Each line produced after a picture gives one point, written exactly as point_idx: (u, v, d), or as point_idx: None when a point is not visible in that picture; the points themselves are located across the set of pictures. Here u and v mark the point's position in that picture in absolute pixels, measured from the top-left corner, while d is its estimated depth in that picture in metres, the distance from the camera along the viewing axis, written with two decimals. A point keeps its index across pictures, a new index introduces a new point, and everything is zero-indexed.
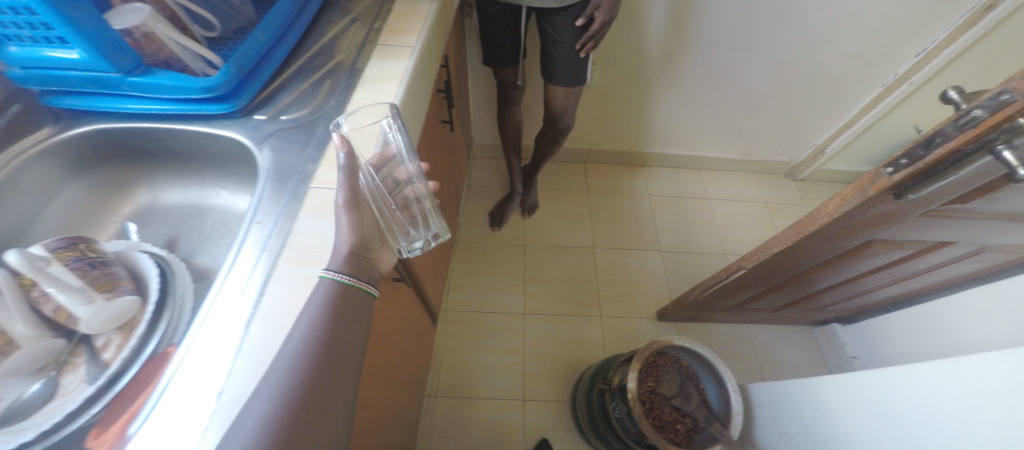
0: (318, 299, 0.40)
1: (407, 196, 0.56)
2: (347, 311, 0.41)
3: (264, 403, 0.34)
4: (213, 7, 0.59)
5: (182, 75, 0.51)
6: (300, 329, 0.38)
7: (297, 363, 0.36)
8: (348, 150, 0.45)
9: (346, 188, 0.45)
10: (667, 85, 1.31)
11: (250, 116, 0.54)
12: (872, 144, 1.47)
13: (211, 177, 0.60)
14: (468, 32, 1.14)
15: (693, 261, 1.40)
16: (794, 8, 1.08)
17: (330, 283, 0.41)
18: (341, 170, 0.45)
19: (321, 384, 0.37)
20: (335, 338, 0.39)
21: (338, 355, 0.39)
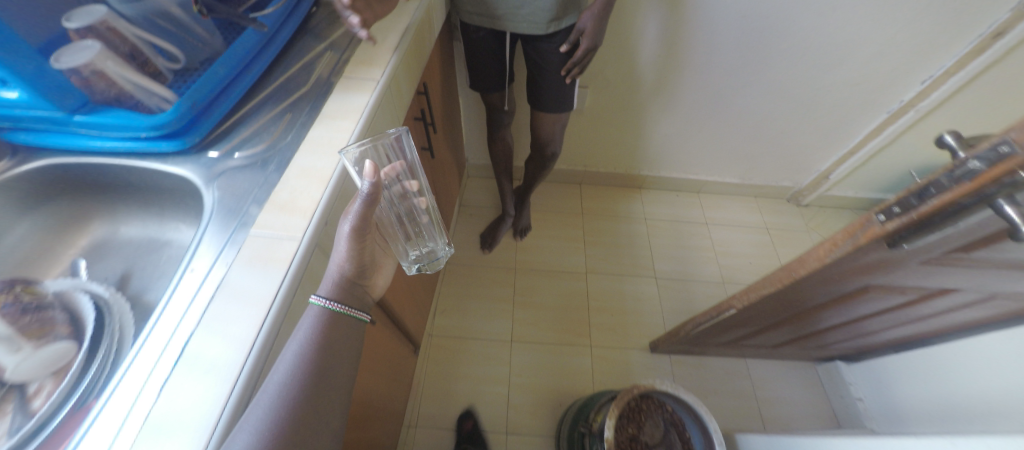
0: (308, 327, 0.42)
1: (412, 208, 0.61)
2: (336, 340, 0.43)
3: (249, 435, 0.35)
4: (178, 39, 0.59)
5: (131, 114, 0.50)
6: (289, 358, 0.39)
7: (286, 393, 0.37)
8: (376, 181, 0.44)
9: (355, 220, 0.45)
10: (663, 109, 1.28)
11: (204, 153, 0.52)
12: (879, 170, 1.41)
13: (169, 211, 0.57)
14: (457, 55, 1.14)
15: (689, 290, 1.35)
16: (790, 33, 1.06)
17: (318, 310, 0.43)
18: (360, 199, 0.44)
19: (311, 414, 0.38)
20: (323, 368, 0.40)
21: (329, 383, 0.40)
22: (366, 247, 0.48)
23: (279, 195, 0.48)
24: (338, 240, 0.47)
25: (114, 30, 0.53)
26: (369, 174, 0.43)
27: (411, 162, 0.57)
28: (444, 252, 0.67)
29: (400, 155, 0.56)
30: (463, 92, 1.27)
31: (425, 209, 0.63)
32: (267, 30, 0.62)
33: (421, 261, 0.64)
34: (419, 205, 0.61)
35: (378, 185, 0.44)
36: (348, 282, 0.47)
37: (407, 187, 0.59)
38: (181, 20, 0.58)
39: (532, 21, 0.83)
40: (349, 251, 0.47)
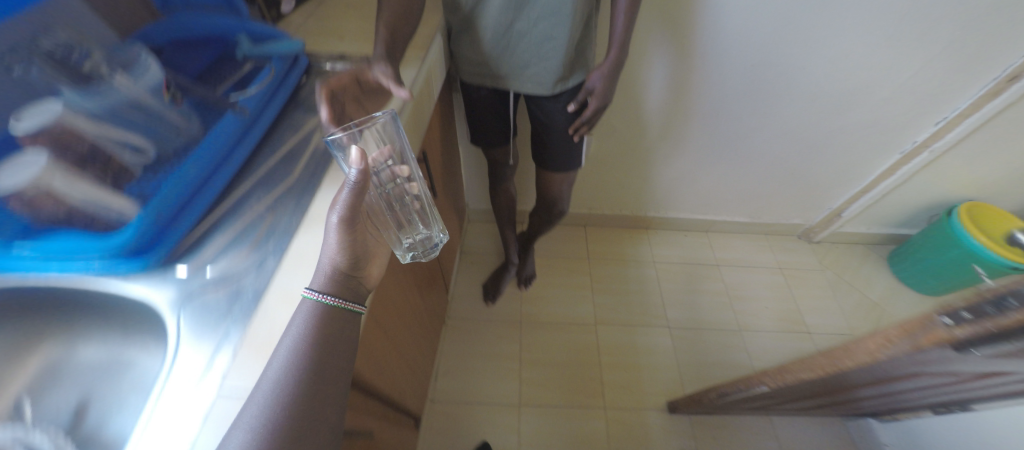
0: (299, 323, 0.41)
1: (403, 193, 0.61)
2: (331, 335, 0.43)
3: (245, 434, 0.35)
4: (146, 129, 0.51)
5: (79, 237, 0.43)
6: (282, 356, 0.39)
7: (281, 391, 0.38)
8: (363, 169, 0.46)
9: (344, 211, 0.46)
10: (669, 153, 1.24)
11: (172, 268, 0.46)
12: (893, 207, 1.36)
13: (135, 327, 0.49)
14: (456, 106, 1.09)
15: (705, 340, 1.28)
16: (799, 79, 1.02)
17: (310, 304, 0.42)
18: (348, 187, 0.45)
19: (310, 409, 0.39)
20: (319, 366, 0.41)
21: (327, 378, 0.41)
22: (357, 238, 0.47)
23: (256, 331, 0.41)
24: (327, 233, 0.47)
25: (71, 128, 0.45)
26: (355, 161, 0.45)
27: (400, 147, 0.56)
28: (438, 239, 0.66)
29: (388, 142, 0.55)
30: (464, 141, 1.22)
31: (415, 197, 0.62)
32: (248, 115, 0.56)
33: (416, 248, 0.63)
34: (408, 191, 0.61)
35: (366, 171, 0.46)
36: (342, 276, 0.46)
37: (395, 173, 0.58)
38: (154, 105, 0.51)
39: (537, 81, 0.79)
40: (340, 244, 0.46)
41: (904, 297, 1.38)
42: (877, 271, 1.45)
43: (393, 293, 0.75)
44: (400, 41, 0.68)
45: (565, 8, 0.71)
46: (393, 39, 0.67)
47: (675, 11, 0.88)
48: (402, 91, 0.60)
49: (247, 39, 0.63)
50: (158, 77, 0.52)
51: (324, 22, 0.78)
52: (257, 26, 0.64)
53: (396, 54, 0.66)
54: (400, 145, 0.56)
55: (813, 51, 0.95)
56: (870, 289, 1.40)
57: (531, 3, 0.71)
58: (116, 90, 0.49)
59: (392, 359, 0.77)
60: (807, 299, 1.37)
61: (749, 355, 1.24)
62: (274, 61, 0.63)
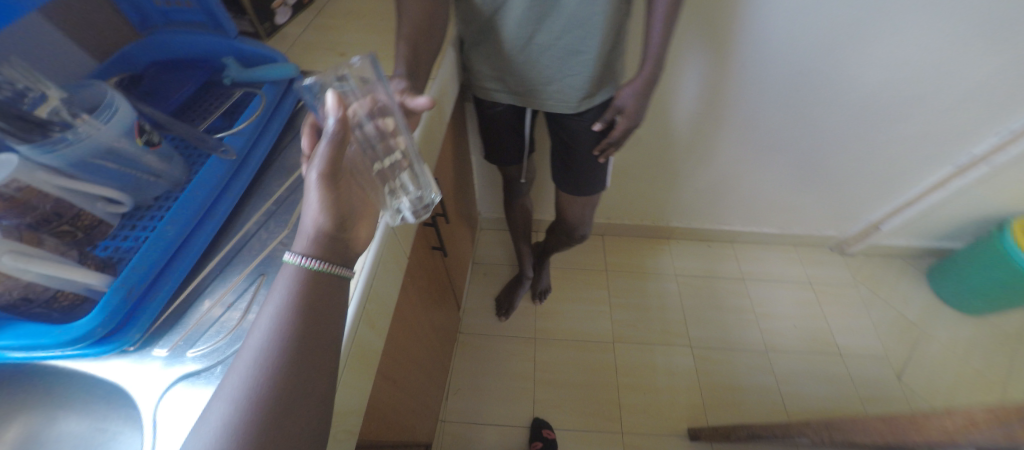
0: (284, 286, 0.36)
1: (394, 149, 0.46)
2: (322, 301, 0.37)
3: (223, 409, 0.31)
4: (119, 178, 0.45)
5: (40, 326, 0.37)
6: (264, 325, 0.34)
7: (261, 363, 0.33)
8: (343, 117, 0.38)
9: (322, 165, 0.38)
10: (696, 162, 1.16)
11: (148, 350, 0.40)
12: (938, 221, 1.26)
13: (115, 403, 0.44)
14: (468, 115, 1.02)
15: (728, 360, 1.21)
16: (848, 88, 0.92)
17: (293, 267, 0.37)
18: (327, 139, 0.38)
19: (297, 380, 0.33)
20: (306, 324, 0.35)
21: (317, 345, 0.35)
22: (342, 194, 0.40)
23: None
24: (309, 190, 0.39)
25: (29, 187, 0.39)
26: (331, 108, 0.37)
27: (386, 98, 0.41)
28: (430, 198, 0.52)
29: (367, 91, 0.40)
30: (477, 151, 1.15)
31: (402, 154, 0.47)
32: (234, 158, 0.49)
33: (411, 214, 0.48)
34: (394, 148, 0.47)
35: (345, 121, 0.38)
36: (328, 238, 0.39)
37: (381, 129, 0.44)
38: (128, 152, 0.45)
39: (561, 99, 0.73)
40: (323, 203, 0.39)
41: (943, 316, 1.29)
42: (915, 287, 1.36)
43: (404, 332, 0.69)
44: (424, 60, 0.61)
45: (594, 20, 0.62)
46: (413, 52, 0.59)
47: (714, 16, 0.79)
48: (417, 98, 0.49)
49: (236, 63, 0.58)
50: (129, 118, 0.45)
51: (324, 34, 0.71)
52: (249, 46, 0.58)
53: (419, 75, 0.59)
54: (384, 92, 0.41)
55: (868, 60, 0.85)
56: (907, 307, 1.31)
57: (556, 14, 0.63)
58: (84, 140, 0.42)
59: (400, 400, 0.72)
60: (840, 318, 1.29)
61: (777, 379, 1.18)
62: (266, 88, 0.56)
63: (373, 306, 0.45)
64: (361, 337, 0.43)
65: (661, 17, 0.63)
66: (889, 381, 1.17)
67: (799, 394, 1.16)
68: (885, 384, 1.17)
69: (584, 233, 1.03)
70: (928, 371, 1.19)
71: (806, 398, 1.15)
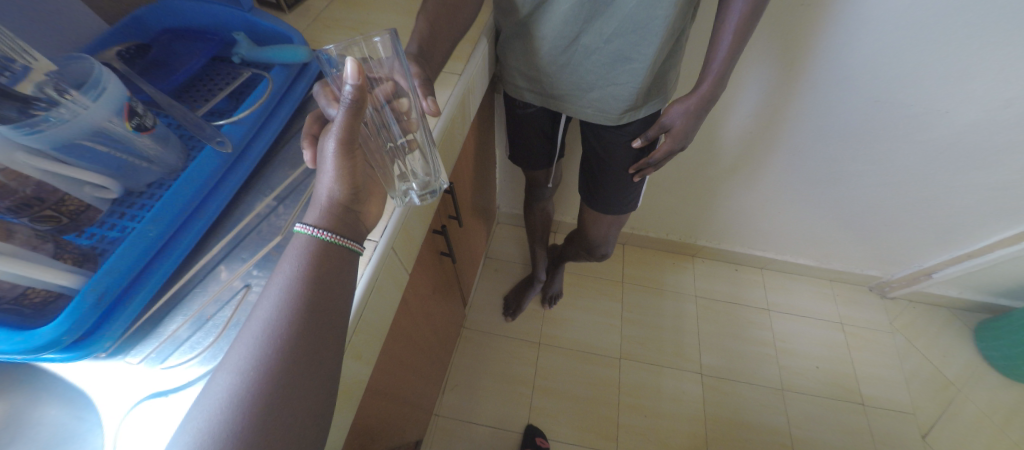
0: (293, 259, 0.34)
1: (406, 130, 0.44)
2: (333, 274, 0.34)
3: (230, 381, 0.29)
4: (109, 162, 0.42)
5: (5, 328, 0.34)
6: (275, 294, 0.32)
7: (271, 333, 0.30)
8: (361, 86, 0.33)
9: (339, 135, 0.35)
10: (737, 183, 1.07)
11: (119, 359, 0.39)
12: (1001, 278, 1.13)
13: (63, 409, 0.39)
14: (498, 108, 0.96)
15: (738, 393, 1.15)
16: (931, 126, 0.80)
17: (306, 240, 0.34)
18: (343, 108, 0.34)
19: (307, 353, 0.31)
20: (317, 298, 0.32)
21: (327, 318, 0.33)
22: (358, 166, 0.37)
23: None
24: (323, 160, 0.37)
25: (8, 170, 0.36)
26: (351, 77, 0.32)
27: (403, 80, 0.42)
28: (440, 185, 0.47)
29: (384, 70, 0.42)
30: (502, 145, 1.09)
31: (413, 138, 0.45)
32: (231, 151, 0.46)
33: (419, 199, 0.45)
34: (407, 130, 0.44)
35: (366, 91, 0.33)
36: (342, 208, 0.36)
37: (396, 110, 0.43)
38: (117, 135, 0.42)
39: (601, 108, 0.67)
40: (338, 170, 0.36)
41: (986, 380, 1.18)
42: (958, 344, 1.24)
43: (402, 340, 0.67)
44: (440, 44, 0.55)
45: (654, 25, 0.54)
46: (429, 37, 0.54)
47: (788, 29, 0.69)
48: (426, 102, 0.47)
49: (247, 39, 0.54)
50: (118, 98, 0.41)
51: (349, 10, 0.65)
52: (265, 22, 0.55)
53: (431, 70, 0.53)
54: (402, 74, 0.42)
55: (964, 97, 0.73)
56: (946, 365, 1.21)
57: (608, 15, 0.55)
58: (73, 119, 0.38)
59: (392, 404, 0.70)
60: (868, 364, 1.20)
61: (788, 420, 1.11)
62: (275, 70, 0.52)
63: (363, 337, 0.41)
64: (350, 370, 0.40)
65: (731, 31, 0.55)
66: (912, 441, 1.09)
67: (810, 440, 1.09)
68: (908, 443, 1.09)
69: (605, 252, 0.98)
70: (959, 435, 1.10)
71: (817, 446, 1.08)
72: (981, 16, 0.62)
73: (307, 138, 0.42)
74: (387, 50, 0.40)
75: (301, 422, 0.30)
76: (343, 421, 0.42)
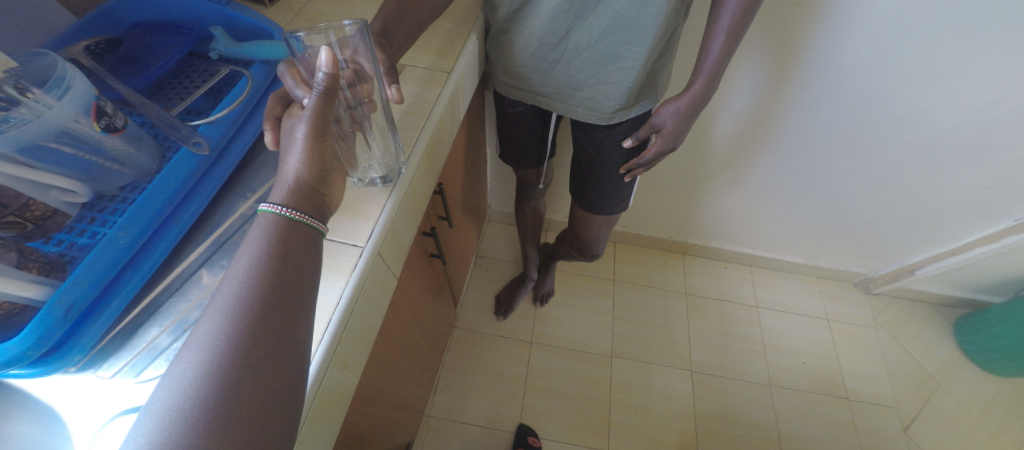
0: (258, 238, 0.31)
1: (369, 115, 0.43)
2: (302, 254, 0.32)
3: (193, 364, 0.26)
4: (75, 163, 0.40)
5: None
6: (240, 272, 0.29)
7: (240, 312, 0.28)
8: (333, 74, 0.33)
9: (310, 122, 0.33)
10: (728, 181, 1.07)
11: (91, 374, 0.37)
12: (980, 273, 1.16)
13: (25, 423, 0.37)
14: (488, 106, 0.94)
15: (727, 389, 1.16)
16: (917, 126, 0.81)
17: (270, 218, 0.31)
18: (315, 95, 0.33)
19: (279, 334, 0.29)
20: (286, 276, 0.30)
21: (299, 294, 0.30)
22: (328, 151, 0.35)
23: None
24: (289, 143, 0.34)
25: None
26: (324, 65, 0.32)
27: (368, 64, 0.41)
28: (400, 167, 0.46)
29: (349, 51, 0.39)
30: (492, 143, 1.08)
31: (374, 119, 0.43)
32: (208, 153, 0.44)
33: (380, 181, 0.45)
34: (367, 113, 0.42)
35: (338, 80, 0.33)
36: (311, 190, 0.34)
37: (358, 92, 0.41)
38: (85, 136, 0.39)
39: (592, 107, 0.66)
40: (306, 153, 0.34)
41: (965, 373, 1.21)
42: (939, 338, 1.27)
43: (390, 344, 0.65)
44: (406, 25, 0.54)
45: (645, 22, 0.53)
46: (396, 20, 0.52)
47: (779, 27, 0.69)
48: (390, 90, 0.45)
49: (225, 34, 0.53)
50: (86, 97, 0.39)
51: (332, 4, 0.63)
52: (243, 15, 0.53)
53: (394, 53, 0.51)
54: (368, 58, 0.40)
55: (949, 98, 0.74)
56: (928, 358, 1.23)
57: (598, 12, 0.54)
58: (36, 119, 0.36)
59: (381, 409, 0.68)
60: (853, 359, 1.22)
61: (776, 416, 1.13)
62: (255, 67, 0.50)
63: (349, 345, 0.39)
64: (337, 379, 0.38)
65: (724, 30, 0.54)
66: (896, 434, 1.11)
67: (797, 435, 1.11)
68: (891, 436, 1.11)
69: (596, 253, 0.97)
70: (939, 427, 1.12)
71: (803, 440, 1.10)
72: (968, 19, 0.62)
73: (269, 120, 0.40)
74: (357, 38, 0.38)
75: (279, 405, 0.28)
76: (332, 430, 0.41)
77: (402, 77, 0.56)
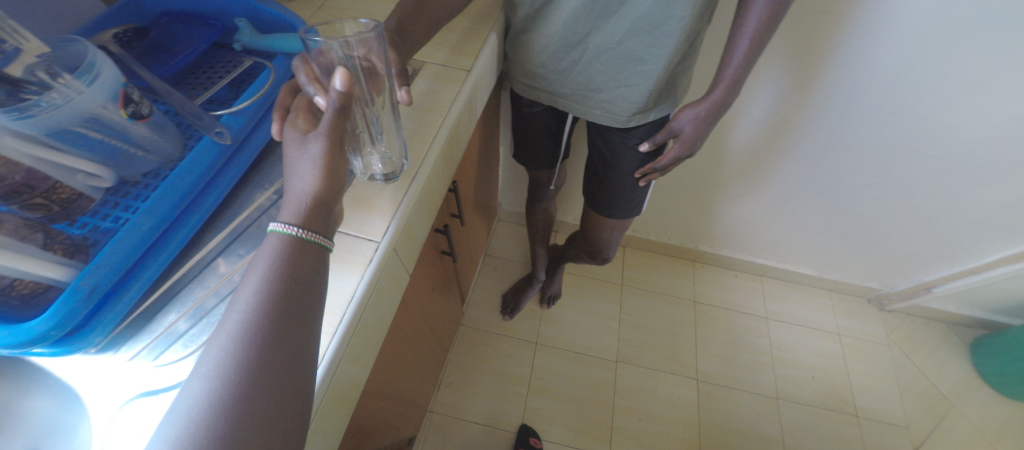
0: (266, 259, 0.30)
1: (377, 112, 0.43)
2: (310, 274, 0.31)
3: (201, 391, 0.26)
4: (102, 148, 0.40)
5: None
6: (248, 295, 0.29)
7: (247, 336, 0.28)
8: (348, 93, 0.33)
9: (324, 140, 0.34)
10: (743, 190, 1.06)
11: (110, 355, 0.37)
12: (999, 294, 1.13)
13: (50, 398, 0.38)
14: (503, 105, 0.94)
15: (733, 400, 1.15)
16: (942, 140, 0.79)
17: (280, 239, 0.31)
18: (328, 111, 0.33)
19: (285, 358, 0.28)
20: (292, 297, 0.30)
21: (307, 315, 0.30)
22: (340, 166, 0.35)
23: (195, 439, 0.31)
24: (301, 160, 0.34)
25: None
26: (339, 85, 0.32)
27: (382, 64, 0.40)
28: (404, 165, 0.46)
29: (364, 49, 0.38)
30: (506, 143, 1.08)
31: (380, 116, 0.43)
32: (230, 143, 0.45)
33: (381, 177, 0.45)
34: (372, 110, 0.42)
35: (352, 99, 0.34)
36: (327, 202, 0.33)
37: (365, 89, 0.41)
38: (111, 122, 0.40)
39: (609, 110, 0.65)
40: (317, 172, 0.33)
41: (980, 396, 1.17)
42: (954, 358, 1.24)
43: (398, 340, 0.66)
44: (423, 21, 0.54)
45: (668, 26, 0.53)
46: (416, 17, 0.52)
47: (803, 36, 0.68)
48: (400, 91, 0.45)
49: (249, 26, 0.54)
50: (114, 85, 0.40)
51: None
52: (267, 8, 0.54)
53: (410, 50, 0.51)
54: (382, 58, 0.40)
55: (976, 113, 0.72)
56: (942, 379, 1.20)
57: (620, 14, 0.54)
58: (66, 104, 0.36)
59: (386, 402, 0.69)
60: (863, 375, 1.20)
61: (782, 430, 1.11)
62: (278, 59, 0.51)
63: (362, 339, 0.39)
64: (348, 372, 0.38)
65: (749, 36, 0.53)
66: None
67: None
68: None
69: (607, 256, 0.97)
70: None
71: None
72: (1000, 33, 0.60)
73: (279, 111, 0.41)
74: (376, 41, 0.38)
75: (286, 426, 0.28)
76: (340, 423, 0.41)
77: (419, 73, 0.57)
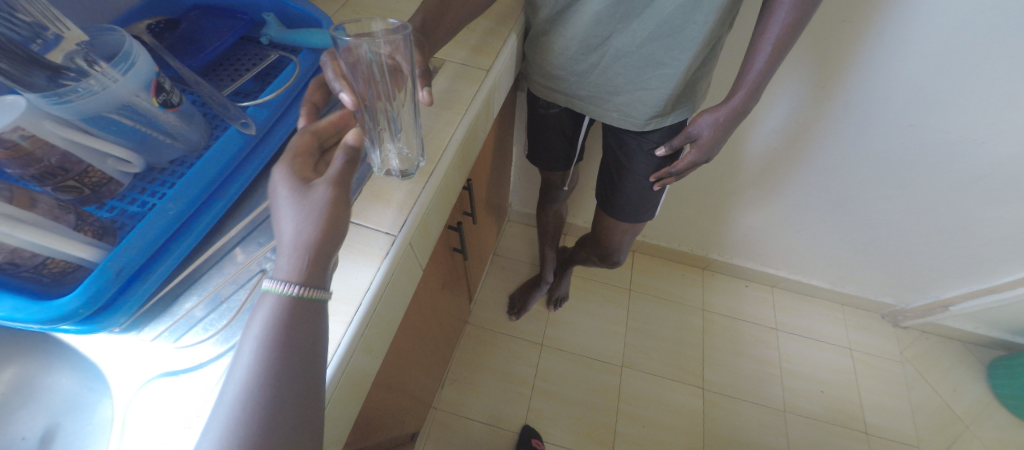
0: (262, 324, 0.30)
1: (394, 108, 0.44)
2: (307, 337, 0.31)
3: None
4: (132, 134, 0.42)
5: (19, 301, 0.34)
6: (245, 365, 0.29)
7: (248, 409, 0.28)
8: (357, 146, 0.35)
9: (326, 190, 0.32)
10: (756, 199, 1.06)
11: (133, 334, 0.38)
12: (1019, 315, 1.11)
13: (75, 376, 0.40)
14: (519, 106, 0.95)
15: (738, 412, 1.13)
16: (965, 155, 0.78)
17: (277, 299, 0.30)
18: (338, 160, 0.34)
19: (288, 425, 0.28)
20: (292, 364, 0.30)
21: (309, 377, 0.30)
22: (337, 222, 0.32)
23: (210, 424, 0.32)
24: (293, 216, 0.31)
25: (35, 137, 0.35)
26: (350, 140, 0.35)
27: (406, 65, 0.40)
28: (418, 164, 0.47)
29: (389, 48, 0.39)
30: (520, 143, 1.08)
31: (401, 113, 0.45)
32: (255, 133, 0.46)
33: (394, 171, 0.46)
34: (393, 107, 0.44)
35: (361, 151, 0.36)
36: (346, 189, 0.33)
37: (387, 87, 0.42)
38: (143, 110, 0.41)
39: (626, 114, 0.66)
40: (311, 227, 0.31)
41: (995, 418, 1.15)
42: (970, 379, 1.21)
43: (407, 334, 0.66)
44: (446, 20, 0.54)
45: (690, 30, 0.53)
46: (439, 16, 0.53)
47: (826, 44, 0.67)
48: (423, 92, 0.44)
49: (276, 21, 0.55)
50: (147, 73, 0.41)
51: None
52: (295, 4, 0.55)
53: (432, 48, 0.52)
54: (406, 59, 0.40)
55: (1002, 128, 0.71)
56: (956, 400, 1.17)
57: (643, 18, 0.54)
58: (102, 90, 0.38)
59: (392, 395, 0.69)
60: (873, 392, 1.18)
61: (787, 443, 1.10)
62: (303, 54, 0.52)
63: (375, 332, 0.40)
64: (360, 363, 0.39)
65: (771, 42, 0.53)
66: None
67: None
68: None
69: (618, 260, 0.96)
70: None
71: None
72: None
73: (305, 103, 0.42)
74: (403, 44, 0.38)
75: None
76: (349, 415, 0.41)
77: (439, 72, 0.57)
